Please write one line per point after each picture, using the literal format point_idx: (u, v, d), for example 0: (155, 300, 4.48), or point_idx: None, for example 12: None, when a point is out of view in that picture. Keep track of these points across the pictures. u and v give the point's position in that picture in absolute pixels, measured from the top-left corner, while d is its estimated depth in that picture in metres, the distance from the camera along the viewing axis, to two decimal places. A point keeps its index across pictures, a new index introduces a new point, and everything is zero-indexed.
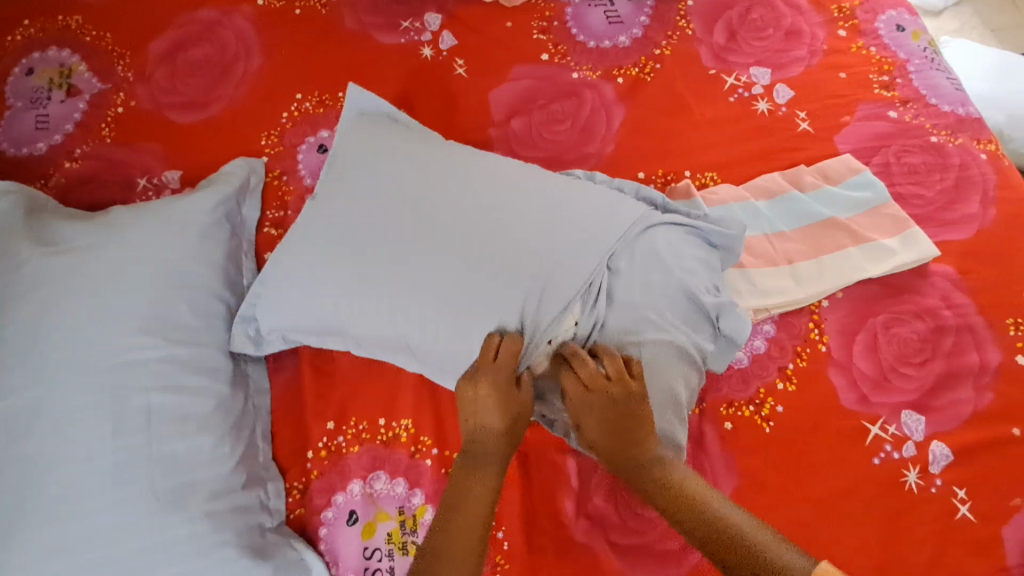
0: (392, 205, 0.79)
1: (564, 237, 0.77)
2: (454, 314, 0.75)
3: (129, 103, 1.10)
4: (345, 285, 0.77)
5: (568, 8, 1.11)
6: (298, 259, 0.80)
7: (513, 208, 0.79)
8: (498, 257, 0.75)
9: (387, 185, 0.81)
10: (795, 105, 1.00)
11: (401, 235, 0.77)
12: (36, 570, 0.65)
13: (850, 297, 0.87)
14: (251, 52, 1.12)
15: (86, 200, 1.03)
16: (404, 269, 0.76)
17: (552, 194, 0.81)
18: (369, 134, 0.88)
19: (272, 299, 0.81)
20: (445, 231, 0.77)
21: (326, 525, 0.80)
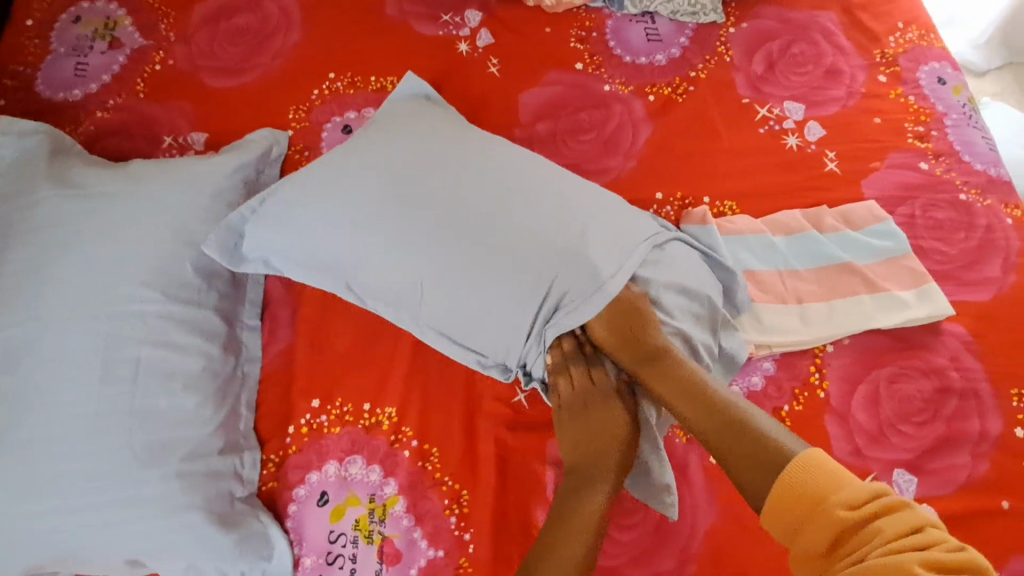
0: (409, 177, 0.80)
1: (585, 227, 0.77)
2: (474, 291, 0.75)
3: (166, 61, 1.12)
4: (351, 219, 0.78)
5: (609, 20, 1.11)
6: (314, 197, 0.81)
7: (535, 198, 0.79)
8: (508, 251, 0.76)
9: (406, 159, 0.81)
10: (825, 144, 0.99)
11: (418, 204, 0.78)
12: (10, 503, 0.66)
13: (856, 346, 0.85)
14: (291, 26, 1.14)
15: (112, 150, 1.05)
16: (417, 236, 0.77)
17: (569, 190, 0.81)
18: (399, 114, 0.89)
19: (274, 223, 0.81)
20: (464, 209, 0.78)
21: (296, 502, 0.79)
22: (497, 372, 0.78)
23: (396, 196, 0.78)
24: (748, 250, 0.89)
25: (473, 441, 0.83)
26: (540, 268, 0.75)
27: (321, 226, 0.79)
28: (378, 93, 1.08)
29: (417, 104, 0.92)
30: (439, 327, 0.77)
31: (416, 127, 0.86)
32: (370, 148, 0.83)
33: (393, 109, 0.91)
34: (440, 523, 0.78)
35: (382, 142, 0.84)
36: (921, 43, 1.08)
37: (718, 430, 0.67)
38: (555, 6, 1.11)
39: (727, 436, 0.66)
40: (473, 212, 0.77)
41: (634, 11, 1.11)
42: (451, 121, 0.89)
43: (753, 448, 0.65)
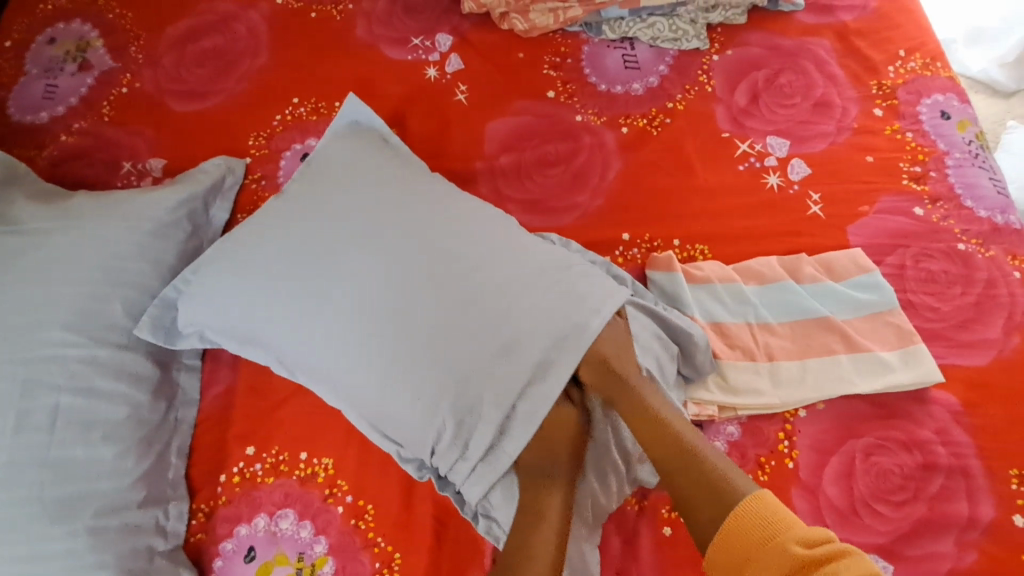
0: (359, 241, 0.76)
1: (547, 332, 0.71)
2: (409, 386, 0.70)
3: (133, 84, 1.10)
4: (274, 294, 0.75)
5: (586, 46, 1.06)
6: (242, 260, 0.77)
7: (499, 286, 0.73)
8: (428, 337, 0.71)
9: (359, 220, 0.77)
10: (810, 184, 0.91)
11: (366, 268, 0.74)
12: None
13: (831, 411, 0.78)
14: (259, 49, 1.11)
15: (73, 175, 1.03)
16: (359, 312, 0.72)
17: (542, 276, 0.75)
18: (341, 150, 0.85)
19: (201, 287, 0.78)
20: (415, 290, 0.73)
21: (222, 557, 0.76)
22: (412, 468, 0.74)
23: (342, 262, 0.75)
24: (718, 302, 0.83)
25: (412, 499, 0.78)
26: (483, 373, 0.70)
27: (259, 271, 0.76)
28: None
29: (365, 139, 0.88)
30: (365, 411, 0.73)
31: (372, 173, 0.82)
32: (312, 193, 0.81)
33: (342, 143, 0.87)
34: None
35: (327, 185, 0.81)
36: (924, 73, 0.99)
37: (685, 474, 0.66)
38: (529, 30, 1.06)
39: (677, 461, 0.67)
40: (426, 294, 0.73)
41: (612, 36, 1.05)
42: (399, 163, 0.85)
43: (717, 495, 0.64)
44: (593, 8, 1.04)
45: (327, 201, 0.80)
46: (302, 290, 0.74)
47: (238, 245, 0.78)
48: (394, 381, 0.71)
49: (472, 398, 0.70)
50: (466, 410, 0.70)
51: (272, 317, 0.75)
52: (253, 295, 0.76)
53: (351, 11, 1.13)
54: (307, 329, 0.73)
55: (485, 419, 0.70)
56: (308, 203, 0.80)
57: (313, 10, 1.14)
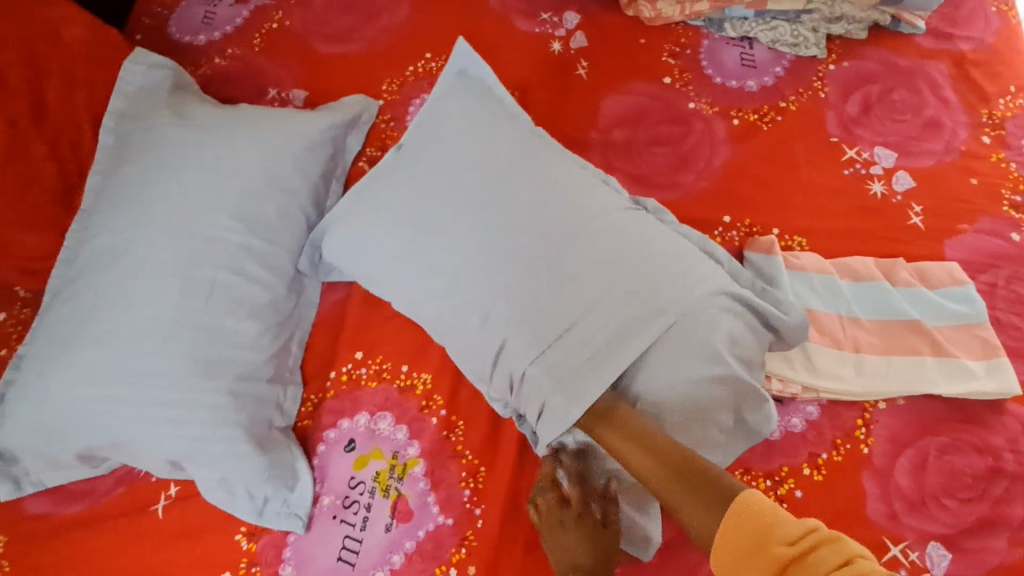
0: (477, 189, 0.83)
1: (652, 309, 0.76)
2: (519, 337, 0.77)
3: (283, 22, 1.21)
4: (405, 228, 0.83)
5: (706, 40, 1.11)
6: (379, 189, 0.86)
7: (612, 260, 0.78)
8: (527, 291, 0.78)
9: (477, 171, 0.84)
10: (912, 197, 0.95)
11: (477, 222, 0.81)
12: (91, 383, 0.76)
13: (909, 408, 0.82)
14: (399, 5, 1.20)
15: (222, 94, 1.13)
16: (473, 258, 0.80)
17: (651, 255, 0.79)
18: (456, 100, 0.91)
19: (341, 209, 0.87)
20: (532, 253, 0.79)
21: (325, 443, 0.84)
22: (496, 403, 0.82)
23: (463, 211, 0.82)
24: (811, 292, 0.87)
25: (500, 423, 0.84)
26: (588, 338, 0.75)
27: (388, 205, 0.85)
28: None
29: (480, 91, 0.93)
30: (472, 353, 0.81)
31: (485, 125, 0.88)
32: (428, 142, 0.88)
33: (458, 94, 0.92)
34: (453, 493, 0.80)
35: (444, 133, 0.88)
36: None
37: (665, 475, 0.67)
38: (654, 18, 1.12)
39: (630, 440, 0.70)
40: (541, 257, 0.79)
41: (733, 35, 1.10)
42: (512, 120, 0.91)
43: (697, 492, 0.64)
44: (719, 6, 1.09)
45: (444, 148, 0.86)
46: (425, 231, 0.82)
47: (373, 181, 0.87)
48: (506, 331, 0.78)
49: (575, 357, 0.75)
50: (551, 364, 0.76)
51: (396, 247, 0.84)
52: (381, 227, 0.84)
53: None
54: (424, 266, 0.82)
55: (564, 377, 0.75)
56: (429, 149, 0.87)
57: None
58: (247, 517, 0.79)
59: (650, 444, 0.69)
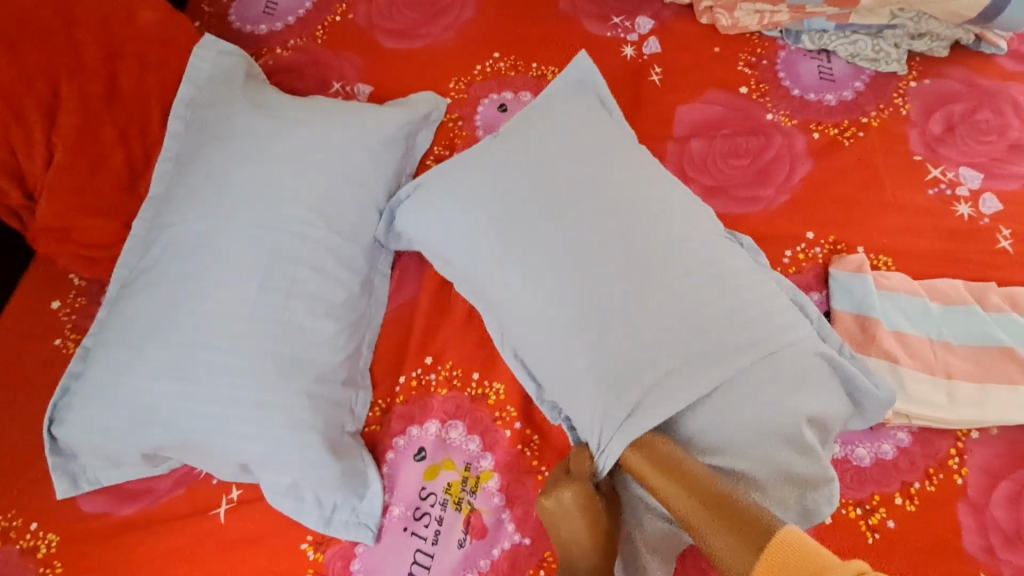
0: (563, 194, 0.80)
1: (737, 334, 0.72)
2: (569, 341, 0.75)
3: (347, 14, 1.18)
4: (491, 224, 0.80)
5: (782, 51, 1.09)
6: (465, 179, 0.84)
7: (696, 299, 0.74)
8: (588, 296, 0.75)
9: (569, 175, 0.81)
10: (1000, 220, 0.92)
11: (553, 231, 0.78)
12: (164, 376, 0.73)
13: (1004, 438, 0.79)
14: (467, 2, 1.18)
15: (285, 86, 1.11)
16: (541, 258, 0.78)
17: (738, 283, 0.76)
18: (561, 107, 0.90)
19: (424, 200, 0.84)
20: (609, 265, 0.76)
21: (394, 451, 0.81)
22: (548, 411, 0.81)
23: (546, 211, 0.79)
24: (901, 313, 0.84)
25: None
26: (665, 359, 0.71)
27: (472, 191, 0.83)
28: (537, 80, 1.09)
29: (591, 100, 0.92)
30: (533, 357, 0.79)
31: (580, 132, 0.86)
32: (531, 131, 0.87)
33: (564, 103, 0.90)
34: (529, 511, 0.77)
35: (543, 133, 0.86)
36: None
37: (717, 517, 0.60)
38: (730, 27, 1.10)
39: (687, 487, 0.63)
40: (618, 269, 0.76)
41: (811, 47, 1.08)
42: (620, 135, 0.89)
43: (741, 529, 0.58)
44: (799, 17, 1.07)
45: (535, 148, 0.84)
46: (502, 225, 0.80)
47: (463, 163, 0.86)
48: (575, 338, 0.75)
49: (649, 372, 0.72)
50: (607, 373, 0.73)
51: (473, 235, 0.81)
52: (458, 214, 0.82)
53: None
54: (494, 260, 0.80)
55: (618, 387, 0.72)
56: (524, 144, 0.85)
57: None
58: (313, 525, 0.76)
59: (701, 482, 0.63)
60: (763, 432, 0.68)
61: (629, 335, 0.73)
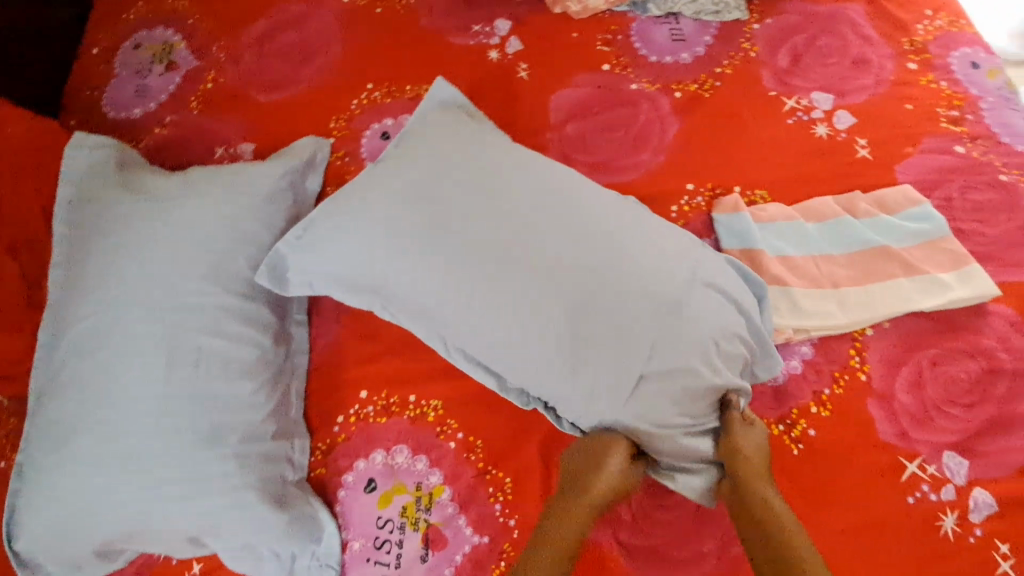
0: (462, 188, 0.81)
1: (685, 275, 0.77)
2: (527, 317, 0.75)
3: (218, 80, 1.21)
4: (396, 240, 0.80)
5: (634, 23, 1.15)
6: (352, 207, 0.83)
7: (621, 241, 0.78)
8: (528, 268, 0.76)
9: (477, 179, 0.82)
10: (856, 132, 0.99)
11: (470, 219, 0.79)
12: (89, 474, 0.74)
13: (896, 329, 0.84)
14: (332, 42, 1.21)
15: (169, 162, 1.13)
16: (467, 252, 0.78)
17: (642, 220, 0.81)
18: (426, 125, 0.91)
19: (314, 238, 0.84)
20: (561, 243, 0.77)
21: (345, 488, 0.83)
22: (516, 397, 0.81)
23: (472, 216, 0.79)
24: (782, 238, 0.90)
25: (523, 432, 0.84)
26: (618, 308, 0.74)
27: (376, 226, 0.81)
28: (413, 101, 1.13)
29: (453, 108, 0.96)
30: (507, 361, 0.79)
31: (462, 140, 0.88)
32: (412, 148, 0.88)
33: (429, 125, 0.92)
34: (484, 511, 0.80)
35: (425, 150, 0.86)
36: (953, 28, 1.07)
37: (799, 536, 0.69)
38: (581, 11, 1.16)
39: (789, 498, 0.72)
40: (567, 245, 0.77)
41: (658, 13, 1.14)
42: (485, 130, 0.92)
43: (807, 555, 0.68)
44: None
45: (425, 167, 0.84)
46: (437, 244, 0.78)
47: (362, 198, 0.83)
48: (556, 321, 0.75)
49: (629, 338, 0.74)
50: (569, 339, 0.74)
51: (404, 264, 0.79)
52: (380, 250, 0.80)
53: (413, 5, 1.23)
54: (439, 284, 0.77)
55: (588, 347, 0.74)
56: (412, 164, 0.85)
57: (379, 7, 1.24)
58: None
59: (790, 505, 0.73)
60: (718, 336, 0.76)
61: (587, 293, 0.75)
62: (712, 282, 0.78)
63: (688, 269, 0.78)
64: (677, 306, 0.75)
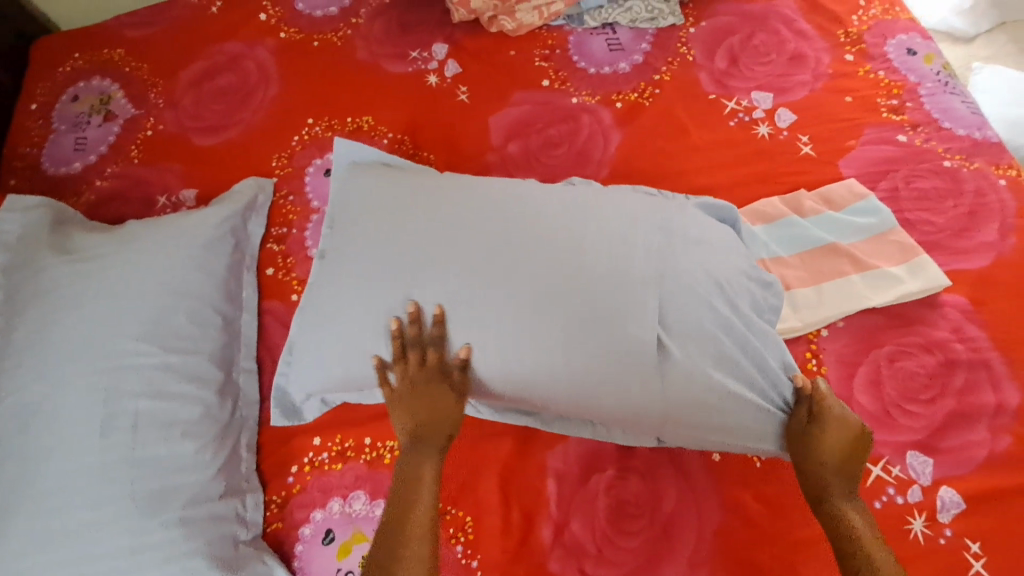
0: (417, 231, 0.76)
1: (685, 261, 0.74)
2: (528, 328, 0.71)
3: (157, 126, 1.19)
4: (376, 325, 0.74)
5: (571, 36, 1.14)
6: (325, 312, 0.78)
7: (596, 227, 0.75)
8: (515, 273, 0.73)
9: (443, 220, 0.77)
10: (797, 129, 0.98)
11: (441, 247, 0.75)
12: (26, 562, 0.68)
13: (852, 327, 0.82)
14: (270, 80, 1.19)
15: (111, 215, 1.10)
16: (447, 282, 0.73)
17: (610, 205, 0.78)
18: (352, 182, 0.85)
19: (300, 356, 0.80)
20: (535, 249, 0.74)
21: (302, 541, 0.80)
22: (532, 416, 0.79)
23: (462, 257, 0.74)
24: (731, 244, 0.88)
25: (480, 465, 0.81)
26: (611, 295, 0.71)
27: (353, 309, 0.75)
28: (354, 133, 1.12)
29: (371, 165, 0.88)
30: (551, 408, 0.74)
31: (399, 186, 0.82)
32: (349, 221, 0.81)
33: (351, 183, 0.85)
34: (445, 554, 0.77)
35: (363, 209, 0.80)
36: (886, 17, 1.07)
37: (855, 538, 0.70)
38: (517, 29, 1.14)
39: None
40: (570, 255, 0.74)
41: (594, 24, 1.14)
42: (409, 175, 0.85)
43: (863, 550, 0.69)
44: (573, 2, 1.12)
45: (373, 227, 0.78)
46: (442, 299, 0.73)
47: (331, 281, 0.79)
48: (569, 347, 0.70)
49: (658, 354, 0.70)
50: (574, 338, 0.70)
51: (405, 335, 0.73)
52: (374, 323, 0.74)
53: (350, 36, 1.22)
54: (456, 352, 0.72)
55: (596, 341, 0.70)
56: (358, 231, 0.79)
57: (315, 40, 1.23)
58: None
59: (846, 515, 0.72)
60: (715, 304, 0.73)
61: (582, 287, 0.71)
62: (710, 266, 0.75)
63: (683, 255, 0.75)
64: (693, 301, 0.72)
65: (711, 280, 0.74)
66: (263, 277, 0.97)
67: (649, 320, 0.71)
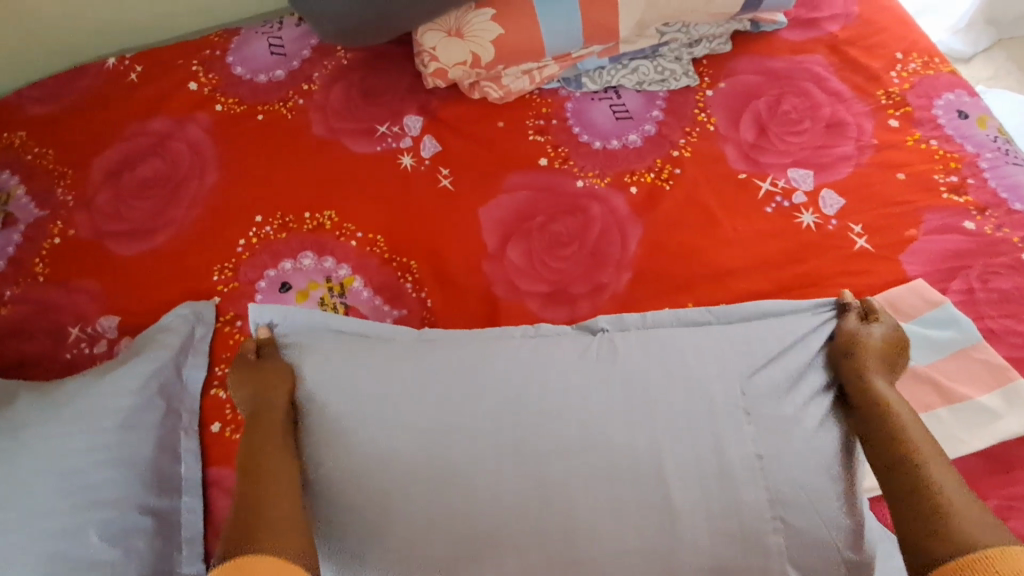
0: (433, 440, 0.61)
1: (775, 453, 0.60)
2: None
3: (67, 232, 0.96)
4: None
5: (569, 102, 0.96)
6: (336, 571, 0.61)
7: (657, 424, 0.61)
8: (576, 501, 0.59)
9: (468, 441, 0.61)
10: (846, 216, 0.83)
11: (472, 466, 0.60)
12: None
13: None
14: (206, 166, 0.98)
15: (12, 356, 0.88)
16: (490, 520, 0.59)
17: (661, 382, 0.63)
18: (319, 389, 0.65)
19: None
20: (593, 463, 0.60)
21: None
22: None
23: (515, 487, 0.59)
24: None
25: None
26: (697, 522, 0.58)
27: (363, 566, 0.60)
28: (315, 233, 0.92)
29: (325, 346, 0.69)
30: None
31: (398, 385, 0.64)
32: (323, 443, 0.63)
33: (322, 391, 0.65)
34: None
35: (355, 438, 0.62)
36: (928, 71, 0.93)
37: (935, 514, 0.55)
38: (504, 97, 0.96)
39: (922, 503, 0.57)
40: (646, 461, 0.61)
41: (595, 88, 0.96)
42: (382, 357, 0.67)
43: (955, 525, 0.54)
44: (569, 63, 0.95)
45: (377, 457, 0.61)
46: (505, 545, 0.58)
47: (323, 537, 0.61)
48: None
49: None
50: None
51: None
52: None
53: (303, 107, 1.02)
54: None
55: None
56: (355, 466, 0.61)
57: (260, 112, 1.02)
58: None
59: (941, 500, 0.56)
60: (819, 507, 0.59)
61: (662, 518, 0.58)
62: (819, 451, 0.61)
63: (777, 443, 0.61)
64: (808, 515, 0.59)
65: (825, 485, 0.60)
66: (207, 437, 0.76)
67: (773, 563, 0.58)
